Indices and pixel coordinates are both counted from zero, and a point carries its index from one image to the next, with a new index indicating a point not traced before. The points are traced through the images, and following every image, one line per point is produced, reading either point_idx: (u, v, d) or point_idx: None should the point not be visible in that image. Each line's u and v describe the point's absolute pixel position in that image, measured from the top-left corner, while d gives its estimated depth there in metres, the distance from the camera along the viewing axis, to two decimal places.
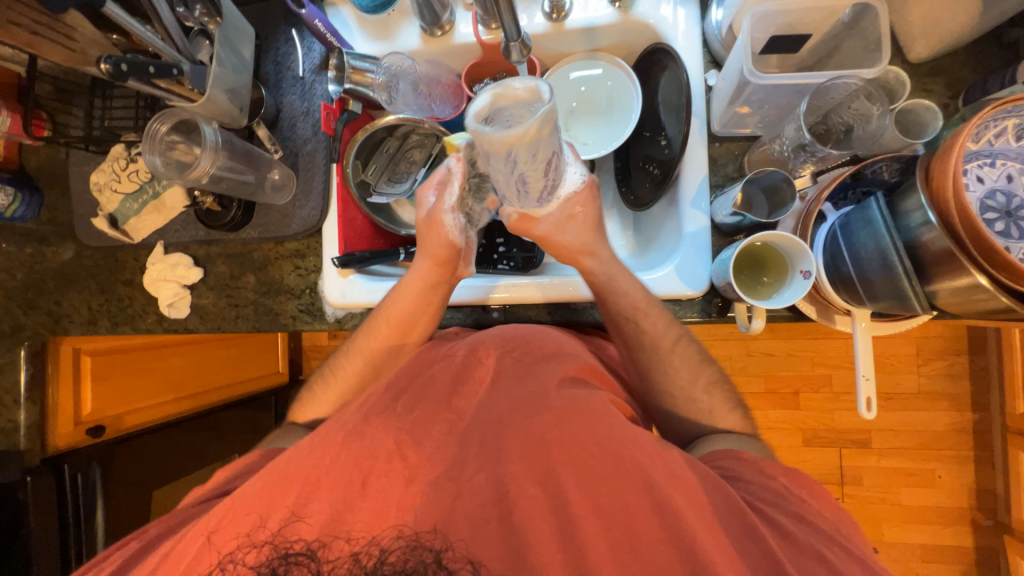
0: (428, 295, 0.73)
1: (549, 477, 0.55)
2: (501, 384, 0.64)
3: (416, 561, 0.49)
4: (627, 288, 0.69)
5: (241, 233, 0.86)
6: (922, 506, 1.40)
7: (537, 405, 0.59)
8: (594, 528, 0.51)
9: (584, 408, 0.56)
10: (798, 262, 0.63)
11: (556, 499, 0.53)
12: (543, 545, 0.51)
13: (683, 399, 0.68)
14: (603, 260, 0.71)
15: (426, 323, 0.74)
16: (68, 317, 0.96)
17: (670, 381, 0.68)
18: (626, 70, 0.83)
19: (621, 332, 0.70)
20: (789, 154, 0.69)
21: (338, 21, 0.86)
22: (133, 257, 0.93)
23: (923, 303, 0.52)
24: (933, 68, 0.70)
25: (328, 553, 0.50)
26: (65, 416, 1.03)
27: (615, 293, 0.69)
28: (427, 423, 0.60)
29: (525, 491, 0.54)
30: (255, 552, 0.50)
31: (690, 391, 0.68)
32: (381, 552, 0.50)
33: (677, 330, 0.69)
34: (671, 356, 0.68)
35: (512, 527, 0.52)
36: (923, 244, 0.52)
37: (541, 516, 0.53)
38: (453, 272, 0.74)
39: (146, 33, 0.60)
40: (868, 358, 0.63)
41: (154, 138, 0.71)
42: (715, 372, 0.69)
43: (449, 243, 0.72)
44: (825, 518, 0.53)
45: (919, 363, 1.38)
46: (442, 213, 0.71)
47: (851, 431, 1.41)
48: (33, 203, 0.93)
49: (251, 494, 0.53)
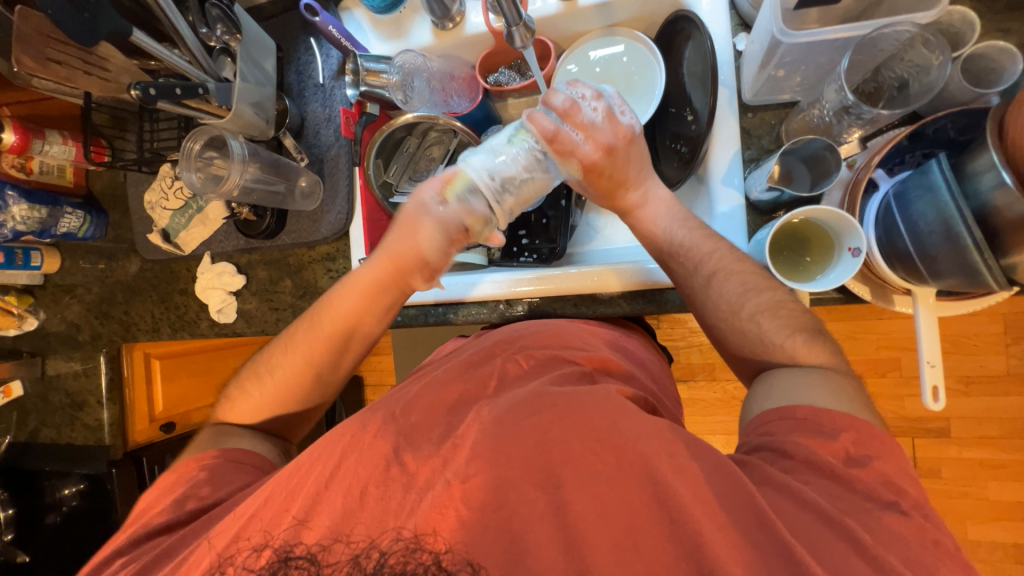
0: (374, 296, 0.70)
1: (550, 478, 0.50)
2: (501, 385, 0.62)
3: (416, 563, 0.48)
4: (688, 242, 0.66)
5: (276, 240, 0.90)
6: (1014, 502, 1.26)
7: (537, 403, 0.55)
8: (601, 526, 0.48)
9: (598, 404, 0.53)
10: (847, 239, 0.57)
11: (557, 503, 0.49)
12: (544, 548, 0.47)
13: (750, 323, 0.61)
14: (645, 193, 0.69)
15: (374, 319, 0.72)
16: (136, 325, 1.05)
17: (730, 307, 0.62)
18: (647, 44, 0.79)
19: (668, 269, 0.68)
20: (831, 120, 0.62)
21: (353, 25, 0.87)
22: (185, 267, 1.00)
23: (999, 279, 0.45)
24: (1010, 4, 0.60)
25: (328, 556, 0.49)
26: (142, 414, 1.14)
27: (678, 249, 0.66)
28: (424, 430, 0.57)
29: (524, 494, 0.50)
30: (258, 556, 0.51)
31: (737, 322, 0.62)
32: (381, 554, 0.49)
33: (723, 248, 0.64)
34: (712, 289, 0.63)
35: (511, 534, 0.48)
36: (996, 211, 0.46)
37: (541, 520, 0.49)
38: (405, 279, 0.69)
39: (174, 57, 0.64)
40: (933, 342, 0.56)
41: (189, 156, 0.74)
42: (784, 296, 0.61)
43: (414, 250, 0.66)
44: (867, 515, 0.46)
45: (1007, 343, 1.22)
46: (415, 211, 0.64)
47: (925, 419, 1.28)
48: (101, 223, 1.03)
49: (258, 501, 0.54)
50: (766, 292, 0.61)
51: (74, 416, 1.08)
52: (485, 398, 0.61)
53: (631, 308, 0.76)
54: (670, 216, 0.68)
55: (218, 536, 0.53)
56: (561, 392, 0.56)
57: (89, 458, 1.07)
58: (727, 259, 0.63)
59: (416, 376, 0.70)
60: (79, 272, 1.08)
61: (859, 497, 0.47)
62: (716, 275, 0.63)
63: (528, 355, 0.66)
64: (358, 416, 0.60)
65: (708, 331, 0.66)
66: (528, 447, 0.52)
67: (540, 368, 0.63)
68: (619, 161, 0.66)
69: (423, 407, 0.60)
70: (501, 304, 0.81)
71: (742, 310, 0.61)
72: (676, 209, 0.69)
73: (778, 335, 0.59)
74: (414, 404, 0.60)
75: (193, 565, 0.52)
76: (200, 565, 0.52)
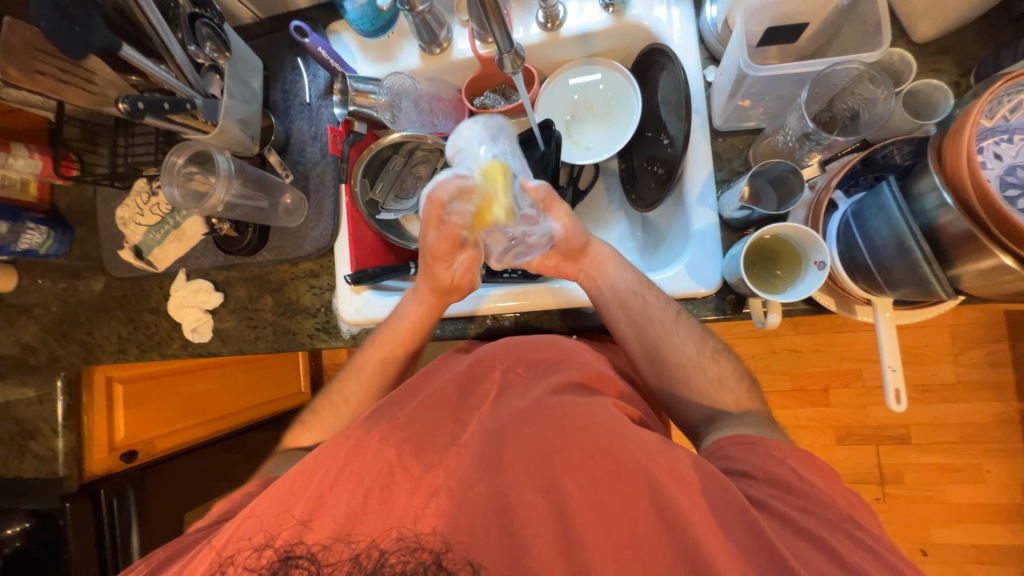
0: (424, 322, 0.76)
1: (551, 481, 0.53)
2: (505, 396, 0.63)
3: (416, 562, 0.50)
4: (644, 286, 0.73)
5: (257, 256, 0.88)
6: (970, 504, 1.33)
7: (538, 411, 0.58)
8: (599, 528, 0.50)
9: (587, 414, 0.56)
10: (811, 253, 0.62)
11: (557, 504, 0.52)
12: (543, 550, 0.50)
13: (693, 370, 0.67)
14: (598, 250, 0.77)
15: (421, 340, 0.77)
16: (100, 347, 1.00)
17: (671, 355, 0.68)
18: (624, 73, 0.84)
19: (627, 310, 0.71)
20: (794, 145, 0.68)
21: (341, 47, 0.89)
22: (157, 285, 0.97)
23: (947, 288, 0.50)
24: (940, 48, 0.68)
25: (328, 556, 0.51)
26: (101, 442, 1.05)
27: (634, 293, 0.72)
28: (428, 437, 0.58)
29: (524, 498, 0.52)
30: (258, 555, 0.52)
31: (702, 359, 0.67)
32: (381, 553, 0.51)
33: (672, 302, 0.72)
34: (676, 327, 0.69)
35: (512, 537, 0.51)
36: (940, 228, 0.51)
37: (542, 522, 0.52)
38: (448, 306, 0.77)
39: (161, 72, 0.64)
40: (893, 349, 0.60)
41: (172, 170, 0.74)
42: (718, 342, 0.69)
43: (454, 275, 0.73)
44: (835, 514, 0.51)
45: (955, 352, 1.32)
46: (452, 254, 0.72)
47: (887, 427, 1.35)
48: (65, 240, 0.98)
49: (256, 513, 0.53)
50: (715, 335, 0.71)
51: (23, 446, 1.00)
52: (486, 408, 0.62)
53: None
54: (631, 276, 0.73)
55: (221, 554, 0.53)
56: (557, 402, 0.58)
57: (37, 491, 0.99)
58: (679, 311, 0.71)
59: (424, 375, 0.70)
60: (38, 291, 1.02)
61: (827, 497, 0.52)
62: (669, 324, 0.69)
63: (527, 364, 0.66)
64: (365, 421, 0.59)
65: (661, 368, 0.69)
66: (529, 452, 0.55)
67: (540, 372, 0.65)
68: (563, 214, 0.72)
69: (424, 418, 0.60)
70: (489, 319, 0.81)
71: (686, 356, 0.67)
72: (631, 268, 0.75)
73: (714, 367, 0.67)
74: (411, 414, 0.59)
75: (193, 567, 0.52)
76: (200, 566, 0.52)
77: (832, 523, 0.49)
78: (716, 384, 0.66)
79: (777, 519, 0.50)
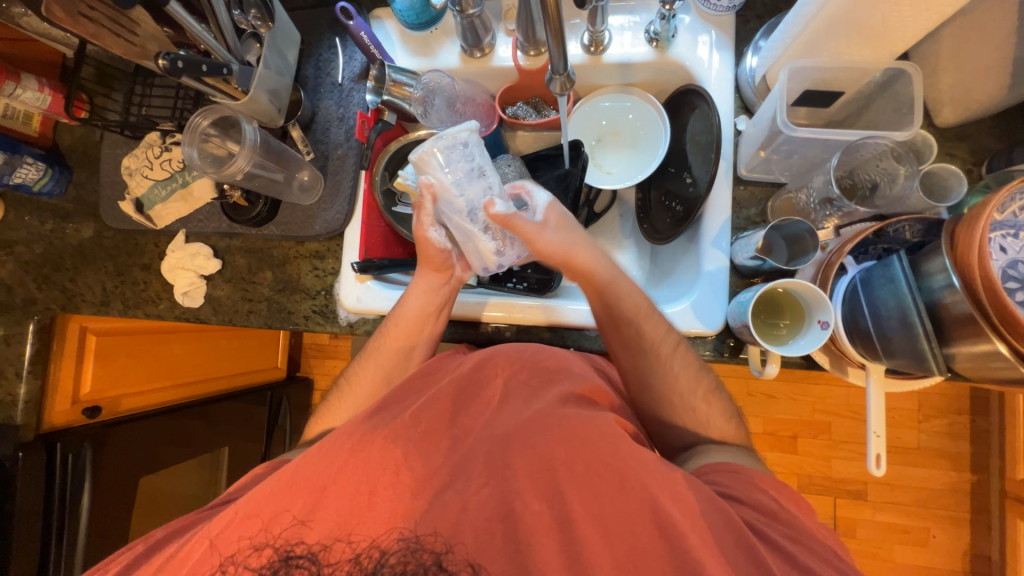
0: (432, 299, 0.77)
1: (556, 493, 0.54)
2: (506, 404, 0.65)
3: (416, 563, 0.52)
4: (646, 313, 0.70)
5: (264, 229, 0.87)
6: (914, 566, 1.38)
7: (544, 422, 0.59)
8: (603, 545, 0.51)
9: (589, 430, 0.58)
10: (816, 312, 0.63)
11: (562, 519, 0.53)
12: (545, 562, 0.50)
13: (682, 408, 0.69)
14: (594, 259, 0.72)
15: (433, 326, 0.78)
16: (82, 296, 0.96)
17: (665, 388, 0.69)
18: (656, 107, 0.86)
19: (620, 336, 0.71)
20: (813, 206, 0.71)
21: (381, 34, 0.88)
22: (153, 242, 0.93)
23: (940, 365, 0.52)
24: (958, 134, 0.72)
25: (328, 556, 0.53)
26: (64, 394, 1.01)
27: (631, 322, 0.70)
28: (433, 437, 0.61)
29: (531, 507, 0.53)
30: (258, 556, 0.53)
31: (692, 399, 0.68)
32: (380, 553, 0.52)
33: (677, 338, 0.71)
34: (671, 363, 0.69)
35: (515, 544, 0.52)
36: (944, 307, 0.53)
37: (547, 532, 0.52)
38: (453, 275, 0.78)
39: (203, 31, 0.63)
40: (879, 415, 0.63)
41: (194, 130, 0.73)
42: (711, 379, 0.70)
43: (440, 250, 0.74)
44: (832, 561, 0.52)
45: (919, 419, 1.37)
46: (425, 230, 0.73)
47: (847, 481, 1.40)
48: (62, 180, 0.95)
49: (257, 498, 0.55)
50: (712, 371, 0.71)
51: None
52: (490, 411, 0.65)
53: None
54: (636, 296, 0.71)
55: (219, 532, 0.54)
56: (561, 413, 0.60)
57: None
58: (677, 343, 0.70)
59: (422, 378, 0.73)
60: (23, 229, 0.98)
61: (823, 542, 0.52)
62: (666, 357, 0.69)
63: (528, 374, 0.69)
64: (367, 421, 0.62)
65: (653, 400, 0.70)
66: (535, 462, 0.56)
67: (541, 388, 0.67)
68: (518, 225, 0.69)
69: (427, 419, 0.63)
70: (491, 327, 0.82)
71: (677, 394, 0.68)
72: (641, 289, 0.73)
73: (701, 408, 0.68)
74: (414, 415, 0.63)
75: (187, 555, 0.54)
76: (197, 563, 0.53)
77: (823, 563, 0.50)
78: (702, 427, 0.68)
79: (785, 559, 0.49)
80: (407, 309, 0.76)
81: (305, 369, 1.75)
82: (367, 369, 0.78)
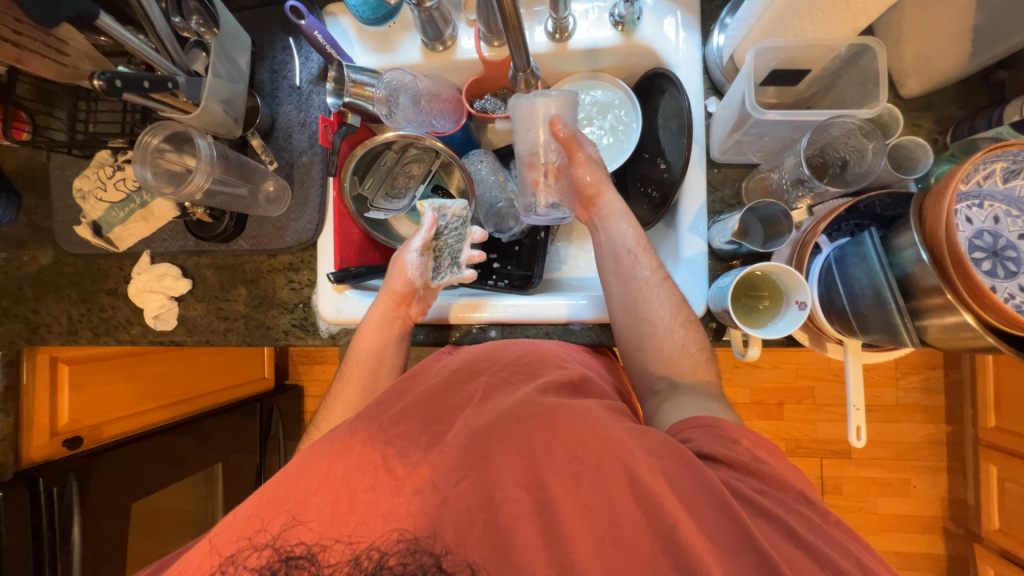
0: (386, 328, 0.77)
1: (534, 477, 0.54)
2: (489, 395, 0.65)
3: (416, 565, 0.51)
4: (642, 249, 0.74)
5: (233, 244, 0.84)
6: (897, 515, 1.45)
7: (524, 410, 0.59)
8: (591, 530, 0.51)
9: (572, 418, 0.58)
10: (793, 293, 0.64)
11: (540, 498, 0.53)
12: (527, 543, 0.51)
13: (661, 330, 0.70)
14: (609, 201, 0.77)
15: (391, 355, 0.78)
16: (47, 327, 0.92)
17: (646, 310, 0.71)
18: (626, 91, 0.84)
19: (618, 263, 0.75)
20: (786, 187, 0.71)
21: (337, 31, 0.84)
22: (117, 266, 0.89)
23: (912, 338, 0.54)
24: (923, 104, 0.73)
25: (328, 557, 0.52)
26: (41, 427, 0.96)
27: (629, 253, 0.74)
28: (413, 441, 0.61)
29: (509, 494, 0.53)
30: (257, 555, 0.52)
31: (673, 325, 0.70)
32: (380, 556, 0.51)
33: (670, 283, 0.73)
34: (658, 291, 0.71)
35: (495, 529, 0.52)
36: (913, 279, 0.54)
37: (526, 517, 0.52)
38: (406, 310, 0.78)
39: (142, 45, 0.60)
40: (858, 389, 0.65)
41: (145, 149, 0.69)
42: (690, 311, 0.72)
43: (406, 280, 0.76)
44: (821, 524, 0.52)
45: (897, 377, 1.43)
46: (406, 253, 0.77)
47: (832, 442, 1.45)
48: (10, 207, 0.89)
49: (247, 513, 0.55)
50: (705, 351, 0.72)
51: None
52: (472, 404, 0.64)
53: (600, 340, 0.80)
54: (631, 235, 0.75)
55: (220, 534, 0.55)
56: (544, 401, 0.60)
57: None
58: (664, 276, 0.73)
59: (412, 376, 0.74)
60: None
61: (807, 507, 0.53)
62: (655, 286, 0.72)
63: (510, 369, 0.69)
64: (345, 427, 0.62)
65: (637, 332, 0.71)
66: (516, 452, 0.56)
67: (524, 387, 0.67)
68: (597, 174, 0.76)
69: (409, 423, 0.62)
70: (474, 327, 0.82)
71: (658, 317, 0.70)
72: (638, 230, 0.76)
73: (680, 333, 0.70)
74: (395, 418, 0.63)
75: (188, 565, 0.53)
76: (194, 565, 0.53)
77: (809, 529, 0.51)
78: (677, 352, 0.69)
79: (780, 529, 0.49)
80: (362, 348, 0.76)
81: (293, 376, 1.73)
82: (349, 377, 0.78)
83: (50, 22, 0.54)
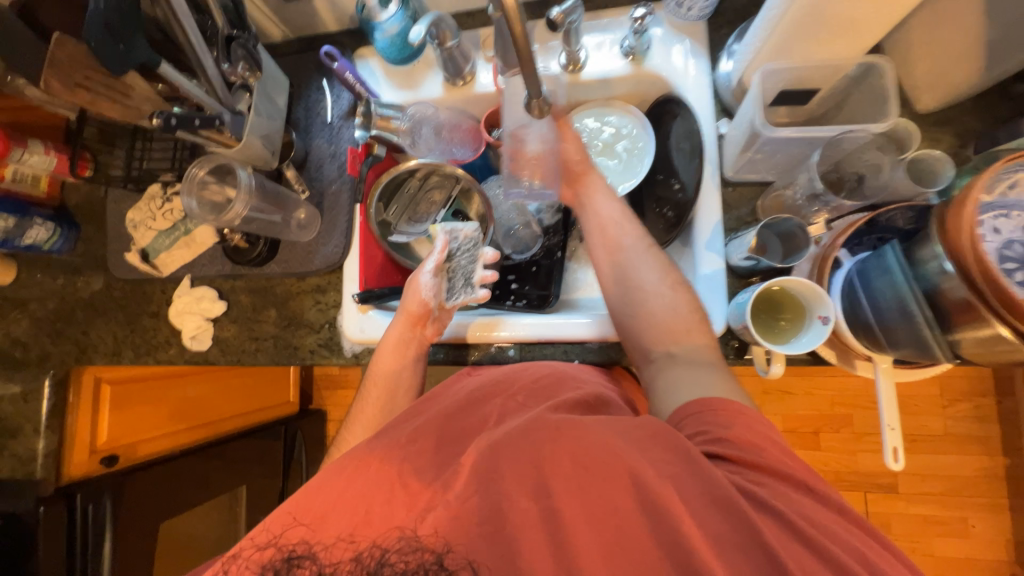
0: (402, 349, 0.79)
1: (541, 488, 0.53)
2: (504, 418, 0.66)
3: (417, 561, 0.52)
4: (626, 220, 0.78)
5: (265, 267, 0.89)
6: (955, 558, 1.33)
7: (535, 425, 0.57)
8: (605, 545, 0.50)
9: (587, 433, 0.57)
10: (815, 308, 0.63)
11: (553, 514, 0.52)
12: (539, 558, 0.50)
13: (652, 293, 0.72)
14: (595, 179, 0.82)
15: (409, 375, 0.80)
16: (94, 347, 0.98)
17: (635, 277, 0.74)
18: (637, 116, 0.87)
19: (604, 235, 0.79)
20: (801, 202, 0.71)
21: (366, 71, 0.91)
22: (160, 289, 0.96)
23: (944, 352, 0.52)
24: (941, 119, 0.72)
25: (327, 556, 0.54)
26: (81, 445, 1.01)
27: (614, 224, 0.79)
28: (429, 457, 0.61)
29: (518, 504, 0.52)
30: (260, 553, 0.55)
31: (663, 289, 0.72)
32: (381, 552, 0.53)
33: (655, 249, 0.77)
34: (642, 257, 0.75)
35: (505, 541, 0.51)
36: (942, 293, 0.52)
37: (532, 525, 0.51)
38: (421, 330, 0.80)
39: (194, 87, 0.67)
40: (892, 408, 0.62)
41: (191, 180, 0.77)
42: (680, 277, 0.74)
43: (421, 301, 0.78)
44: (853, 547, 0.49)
45: (943, 404, 1.34)
46: (420, 274, 0.79)
47: (876, 475, 1.36)
48: (71, 237, 0.98)
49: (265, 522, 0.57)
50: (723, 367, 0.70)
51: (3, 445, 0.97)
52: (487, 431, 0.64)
53: (618, 357, 0.79)
54: (617, 208, 0.79)
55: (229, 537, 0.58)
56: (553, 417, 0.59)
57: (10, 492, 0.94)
58: (648, 244, 0.77)
59: (428, 399, 0.75)
60: (36, 286, 1.01)
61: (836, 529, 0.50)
62: (640, 252, 0.75)
63: (527, 393, 0.69)
64: (364, 445, 0.63)
65: (630, 302, 0.73)
66: (525, 464, 0.54)
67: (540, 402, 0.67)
68: (582, 153, 0.82)
69: (426, 438, 0.63)
70: (493, 347, 0.82)
71: (647, 282, 0.73)
72: (622, 205, 0.81)
73: (670, 296, 0.71)
74: (412, 434, 0.64)
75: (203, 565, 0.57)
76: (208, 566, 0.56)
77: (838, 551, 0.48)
78: (671, 314, 0.70)
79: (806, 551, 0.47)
80: (381, 368, 0.78)
81: (318, 401, 1.76)
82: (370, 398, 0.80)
83: (118, 68, 0.61)
